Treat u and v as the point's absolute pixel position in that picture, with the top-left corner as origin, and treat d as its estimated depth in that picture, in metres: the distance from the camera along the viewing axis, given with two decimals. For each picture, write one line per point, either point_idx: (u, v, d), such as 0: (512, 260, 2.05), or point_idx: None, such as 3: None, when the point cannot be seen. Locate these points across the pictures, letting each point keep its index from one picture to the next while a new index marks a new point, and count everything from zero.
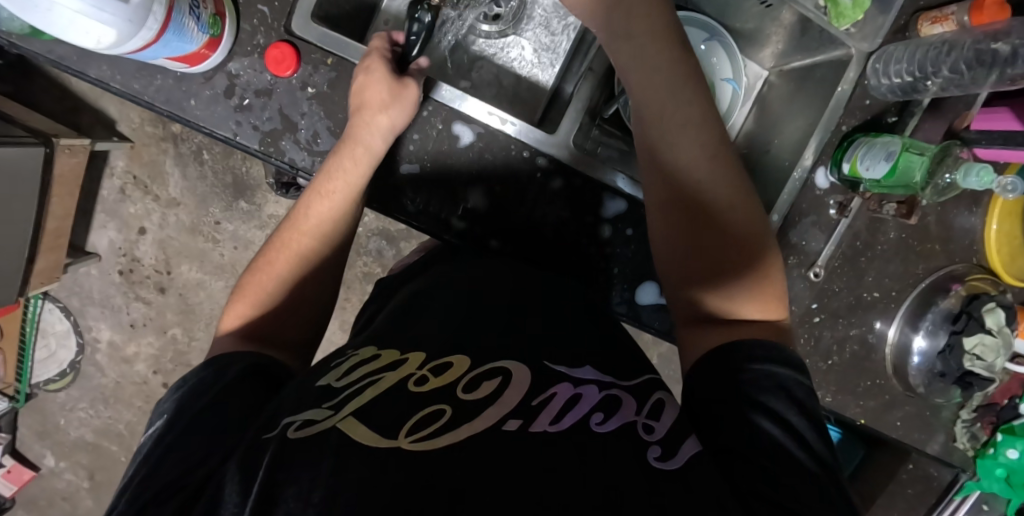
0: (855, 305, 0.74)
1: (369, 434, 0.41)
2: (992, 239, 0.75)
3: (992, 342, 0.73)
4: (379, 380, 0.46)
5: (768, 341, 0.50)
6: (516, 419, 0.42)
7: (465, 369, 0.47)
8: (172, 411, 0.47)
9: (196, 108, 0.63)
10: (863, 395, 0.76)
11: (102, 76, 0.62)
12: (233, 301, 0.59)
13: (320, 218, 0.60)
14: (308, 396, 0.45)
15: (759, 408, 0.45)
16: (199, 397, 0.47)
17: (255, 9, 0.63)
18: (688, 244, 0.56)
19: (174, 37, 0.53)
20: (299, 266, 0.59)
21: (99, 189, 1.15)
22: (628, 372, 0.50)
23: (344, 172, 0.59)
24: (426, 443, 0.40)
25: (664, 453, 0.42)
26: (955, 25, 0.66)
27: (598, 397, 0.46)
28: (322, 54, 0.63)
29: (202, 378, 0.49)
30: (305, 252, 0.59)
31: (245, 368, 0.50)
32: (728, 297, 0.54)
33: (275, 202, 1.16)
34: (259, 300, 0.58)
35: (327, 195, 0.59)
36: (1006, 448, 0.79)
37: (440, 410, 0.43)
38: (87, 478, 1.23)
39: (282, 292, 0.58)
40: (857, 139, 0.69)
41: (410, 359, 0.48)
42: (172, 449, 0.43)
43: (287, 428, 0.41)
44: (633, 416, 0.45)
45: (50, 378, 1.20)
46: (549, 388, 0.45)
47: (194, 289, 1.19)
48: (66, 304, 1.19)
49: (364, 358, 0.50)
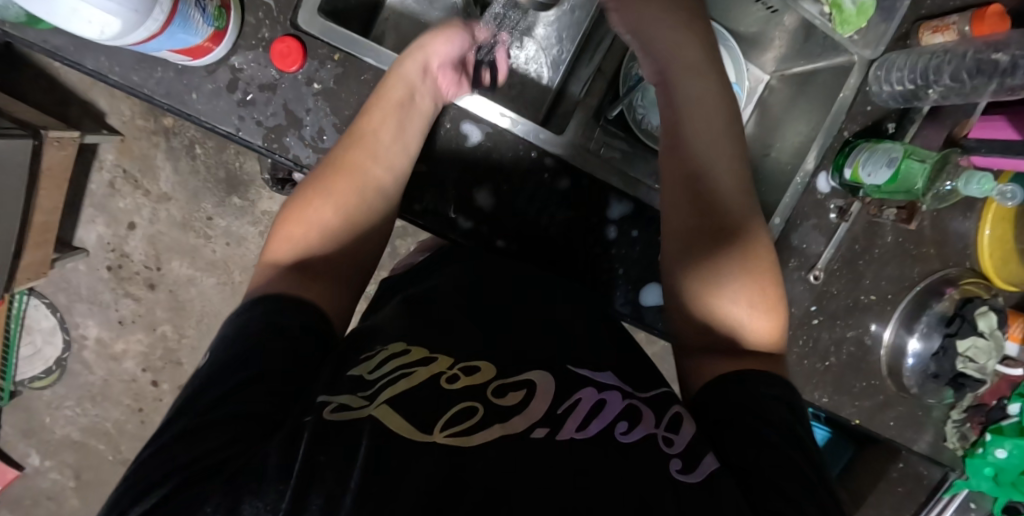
0: (853, 307, 0.75)
1: (403, 423, 0.40)
2: (985, 244, 0.77)
3: (984, 345, 0.74)
4: (413, 373, 0.45)
5: (770, 375, 0.50)
6: (544, 426, 0.42)
7: (494, 374, 0.46)
8: (221, 356, 0.46)
9: (198, 102, 0.62)
10: (859, 396, 0.77)
11: (100, 68, 0.61)
12: (274, 235, 0.58)
13: (367, 136, 0.60)
14: (339, 384, 0.44)
15: (770, 426, 0.46)
16: (255, 342, 0.46)
17: (261, 2, 0.61)
18: (697, 263, 0.58)
19: (179, 28, 0.52)
20: (349, 189, 0.58)
21: (88, 183, 1.13)
22: (647, 383, 0.50)
23: (397, 97, 0.60)
24: (460, 438, 0.40)
25: (684, 466, 0.42)
26: (955, 35, 0.68)
27: (621, 406, 0.45)
28: (328, 49, 0.62)
29: (252, 315, 0.49)
30: (353, 174, 0.59)
31: (300, 320, 0.49)
32: (730, 327, 0.55)
33: (268, 198, 1.15)
34: (306, 228, 0.57)
35: (372, 113, 0.60)
36: (995, 448, 0.80)
37: (472, 407, 0.42)
38: (73, 477, 1.21)
39: (332, 220, 0.57)
40: (859, 145, 0.70)
41: (439, 359, 0.47)
42: (207, 413, 0.41)
43: (322, 407, 0.41)
44: (653, 429, 0.44)
45: (35, 376, 1.17)
46: (574, 394, 0.45)
47: (185, 285, 1.17)
48: (52, 300, 1.16)
49: (393, 353, 0.47)
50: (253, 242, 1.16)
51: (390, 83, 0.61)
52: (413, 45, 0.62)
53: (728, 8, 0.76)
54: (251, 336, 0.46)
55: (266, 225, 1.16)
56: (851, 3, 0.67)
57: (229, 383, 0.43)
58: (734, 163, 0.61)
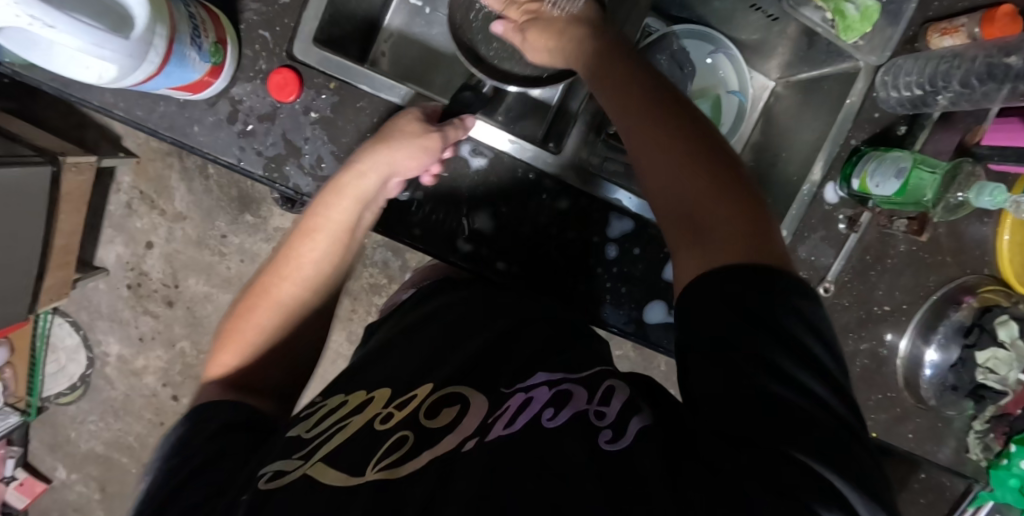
0: (865, 319, 0.73)
1: (339, 475, 0.41)
2: (1005, 250, 0.74)
3: (1005, 356, 0.73)
4: (347, 425, 0.47)
5: (743, 273, 0.41)
6: (475, 437, 0.42)
7: (425, 397, 0.48)
8: (162, 470, 0.47)
9: (200, 134, 0.63)
10: (875, 409, 0.75)
11: (105, 103, 0.62)
12: (217, 347, 0.62)
13: (303, 262, 0.63)
14: (276, 449, 0.45)
15: (770, 355, 0.38)
16: (188, 460, 0.46)
17: (257, 35, 0.63)
18: (663, 173, 0.48)
19: (176, 67, 0.53)
20: (282, 313, 0.62)
21: (106, 204, 1.16)
22: (585, 363, 0.49)
23: (338, 211, 0.61)
24: (389, 471, 0.41)
25: (614, 435, 0.41)
26: (965, 37, 0.65)
27: (550, 394, 0.45)
28: (324, 78, 0.63)
29: (188, 427, 0.50)
30: (287, 299, 0.62)
31: (225, 424, 0.50)
32: (698, 231, 0.45)
33: (280, 215, 1.16)
34: (243, 346, 0.61)
35: (314, 238, 0.62)
36: (1020, 460, 0.77)
37: (403, 437, 0.44)
38: (98, 489, 1.24)
39: (269, 337, 0.62)
40: (867, 154, 0.68)
41: (376, 398, 0.50)
42: (165, 506, 0.43)
43: (258, 480, 0.41)
44: (584, 406, 0.43)
45: (61, 391, 1.21)
46: (504, 403, 0.45)
47: (202, 302, 1.19)
48: (75, 318, 1.20)
49: (331, 408, 0.51)
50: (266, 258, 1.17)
51: (337, 203, 0.60)
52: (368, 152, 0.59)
53: (730, 16, 0.75)
54: (193, 443, 0.48)
55: (279, 242, 1.17)
56: (855, 9, 0.64)
57: (169, 478, 0.45)
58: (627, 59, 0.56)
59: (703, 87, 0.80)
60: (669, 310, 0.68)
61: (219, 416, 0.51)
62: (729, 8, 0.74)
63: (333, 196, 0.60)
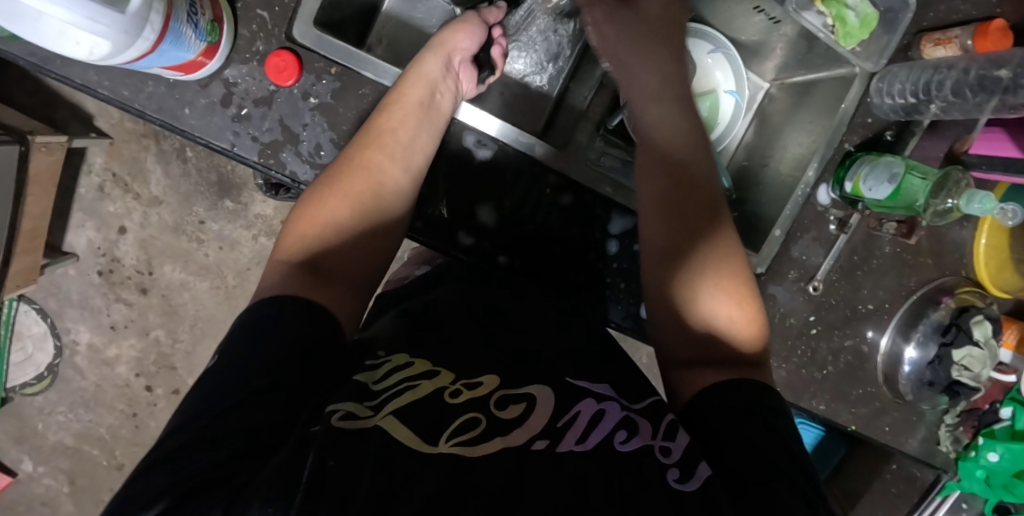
0: (850, 317, 0.75)
1: (410, 434, 0.42)
2: (981, 254, 0.77)
3: (978, 354, 0.75)
4: (417, 386, 0.46)
5: (744, 384, 0.50)
6: (543, 439, 0.44)
7: (497, 385, 0.48)
8: (203, 396, 0.43)
9: (191, 117, 0.60)
10: (855, 403, 0.77)
11: (88, 81, 0.59)
12: (285, 234, 0.56)
13: (386, 135, 0.58)
14: (346, 390, 0.45)
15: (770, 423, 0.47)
16: (240, 385, 0.43)
17: (255, 15, 0.61)
18: (676, 271, 0.57)
19: (170, 46, 0.51)
20: (371, 190, 0.57)
21: (77, 187, 1.11)
22: (640, 394, 0.51)
23: (413, 88, 0.60)
24: (465, 449, 0.42)
25: (681, 475, 0.43)
26: (958, 49, 0.68)
27: (620, 414, 0.47)
28: (324, 63, 0.62)
29: (249, 328, 0.47)
30: (376, 170, 0.58)
31: (286, 322, 0.47)
32: (712, 331, 0.55)
33: (262, 201, 1.13)
34: (324, 224, 0.55)
35: (394, 115, 0.59)
36: (987, 452, 0.81)
37: (474, 419, 0.44)
38: (67, 482, 1.20)
39: (352, 220, 0.56)
40: (860, 158, 0.70)
41: (442, 372, 0.49)
42: (216, 423, 0.40)
43: (330, 415, 0.42)
44: (650, 440, 0.45)
45: (27, 381, 1.16)
46: (574, 407, 0.47)
47: (178, 290, 1.15)
48: (42, 306, 1.15)
49: (397, 365, 0.48)
50: (247, 245, 1.14)
51: (412, 85, 0.60)
52: (434, 42, 0.63)
53: (730, 13, 0.76)
54: (253, 355, 0.44)
55: (260, 229, 1.14)
56: (855, 16, 0.67)
57: (234, 394, 0.42)
58: (689, 143, 0.60)
59: (701, 85, 0.79)
60: None
61: (298, 314, 0.48)
62: (731, 8, 0.74)
63: (401, 86, 0.60)
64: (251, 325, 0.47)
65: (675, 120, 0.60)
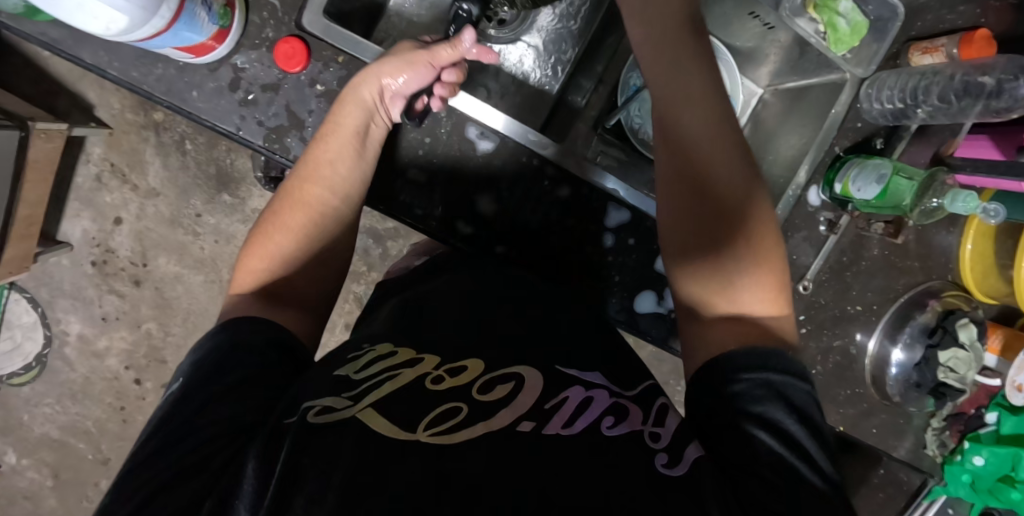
0: (839, 318, 0.77)
1: (388, 424, 0.42)
2: (967, 259, 0.79)
3: (964, 356, 0.78)
4: (397, 376, 0.47)
5: (762, 351, 0.48)
6: (530, 420, 0.44)
7: (480, 371, 0.48)
8: (175, 399, 0.44)
9: (199, 100, 0.61)
10: (843, 404, 0.78)
11: (98, 62, 0.60)
12: (242, 259, 0.58)
13: (325, 165, 0.59)
14: (324, 385, 0.46)
15: (763, 405, 0.45)
16: (203, 390, 0.44)
17: (265, 2, 0.62)
18: (692, 234, 0.56)
19: (184, 26, 0.52)
20: (312, 222, 0.58)
21: (74, 176, 1.11)
22: (631, 379, 0.52)
23: (348, 118, 0.59)
24: (445, 437, 0.42)
25: (670, 460, 0.43)
26: (944, 57, 0.70)
27: (608, 402, 0.47)
28: (333, 52, 0.63)
29: (217, 341, 0.48)
30: (315, 204, 0.58)
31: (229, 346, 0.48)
32: (728, 294, 0.53)
33: (259, 196, 1.13)
34: (274, 257, 0.57)
35: (329, 140, 0.59)
36: (972, 455, 0.83)
37: (456, 407, 0.44)
38: (51, 476, 1.18)
39: (299, 250, 0.58)
40: (849, 160, 0.72)
41: (425, 359, 0.49)
42: (185, 427, 0.42)
43: (306, 412, 0.42)
44: (639, 425, 0.45)
45: (15, 372, 1.15)
46: (562, 392, 0.47)
47: (172, 283, 1.15)
48: (34, 295, 1.14)
49: (381, 354, 0.50)
50: (242, 239, 1.14)
51: (344, 111, 0.59)
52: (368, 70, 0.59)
53: (725, 19, 0.78)
54: (215, 368, 0.46)
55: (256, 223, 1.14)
56: (846, 23, 0.69)
57: (199, 397, 0.44)
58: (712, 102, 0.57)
59: None
60: (659, 301, 0.70)
61: (258, 331, 0.50)
62: (729, 13, 0.77)
63: (337, 113, 0.60)
64: (219, 335, 0.49)
65: (688, 80, 0.57)
